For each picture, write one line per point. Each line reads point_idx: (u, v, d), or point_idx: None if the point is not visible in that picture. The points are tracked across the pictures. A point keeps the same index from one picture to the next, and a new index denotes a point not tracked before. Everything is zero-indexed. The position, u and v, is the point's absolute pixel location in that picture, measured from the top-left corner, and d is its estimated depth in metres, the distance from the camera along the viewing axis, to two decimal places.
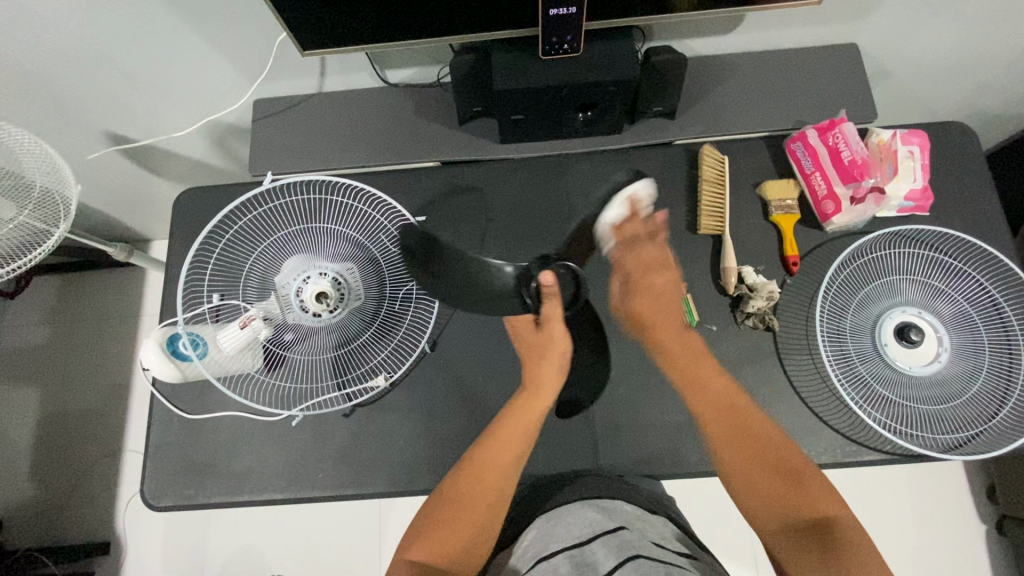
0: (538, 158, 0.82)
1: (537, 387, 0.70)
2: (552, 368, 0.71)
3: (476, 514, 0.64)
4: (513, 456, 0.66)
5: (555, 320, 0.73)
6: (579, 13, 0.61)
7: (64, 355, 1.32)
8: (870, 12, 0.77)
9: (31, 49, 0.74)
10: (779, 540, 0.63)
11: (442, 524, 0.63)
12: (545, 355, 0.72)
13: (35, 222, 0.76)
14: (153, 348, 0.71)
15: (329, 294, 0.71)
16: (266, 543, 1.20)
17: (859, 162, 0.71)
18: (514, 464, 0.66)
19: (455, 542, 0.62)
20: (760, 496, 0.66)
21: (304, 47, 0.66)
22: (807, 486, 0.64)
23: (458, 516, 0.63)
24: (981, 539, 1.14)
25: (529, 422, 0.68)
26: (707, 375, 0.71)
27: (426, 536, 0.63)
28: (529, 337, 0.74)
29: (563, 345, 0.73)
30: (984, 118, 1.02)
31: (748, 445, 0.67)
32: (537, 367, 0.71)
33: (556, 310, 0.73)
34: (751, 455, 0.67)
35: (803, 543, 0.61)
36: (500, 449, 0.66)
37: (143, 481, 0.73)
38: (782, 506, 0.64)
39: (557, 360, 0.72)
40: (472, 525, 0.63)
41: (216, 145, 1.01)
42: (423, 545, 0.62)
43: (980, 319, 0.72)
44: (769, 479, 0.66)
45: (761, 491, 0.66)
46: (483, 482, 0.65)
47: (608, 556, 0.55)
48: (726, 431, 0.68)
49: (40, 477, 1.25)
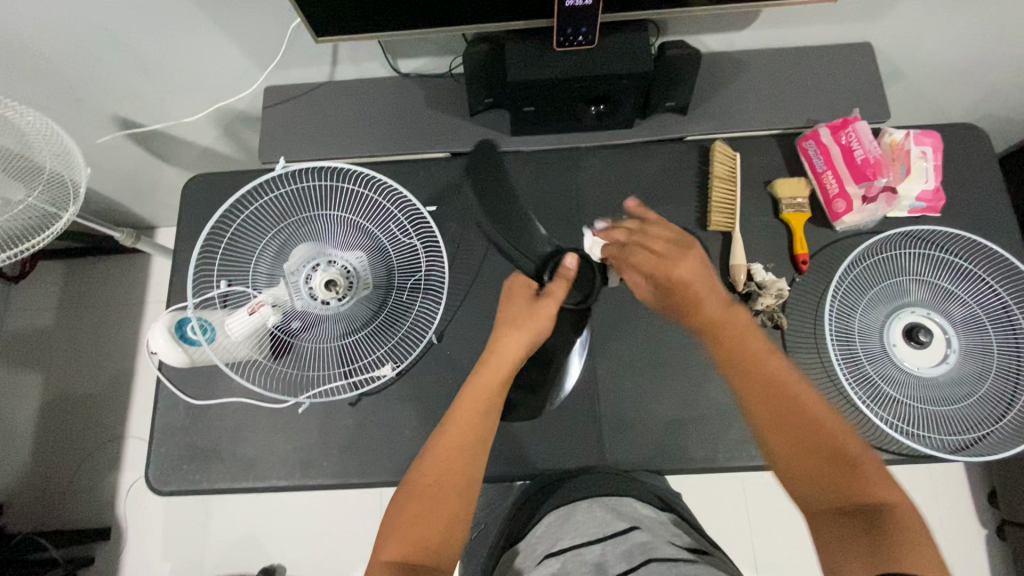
0: (548, 151, 0.82)
1: (501, 353, 0.64)
2: (519, 341, 0.65)
3: (450, 506, 0.56)
4: (475, 437, 0.60)
5: (555, 299, 0.67)
6: (595, 4, 0.61)
7: (67, 339, 1.32)
8: (884, 12, 0.77)
9: (42, 31, 0.74)
10: (817, 525, 0.53)
11: (414, 518, 0.55)
12: (519, 324, 0.66)
13: (45, 206, 0.76)
14: (162, 332, 0.70)
15: (338, 281, 0.70)
16: (266, 529, 1.21)
17: (872, 161, 0.71)
18: (479, 445, 0.60)
19: (434, 535, 0.54)
20: (809, 477, 0.55)
21: (319, 34, 0.66)
22: (861, 466, 0.54)
23: (432, 508, 0.55)
24: (980, 541, 1.14)
25: (490, 400, 0.62)
26: (759, 353, 0.61)
27: (398, 531, 0.54)
28: (518, 301, 0.67)
29: (544, 323, 0.66)
30: (994, 121, 1.02)
31: (790, 409, 0.57)
32: (506, 333, 0.65)
33: (562, 291, 0.67)
34: (799, 433, 0.56)
35: (849, 531, 0.51)
36: (459, 436, 0.59)
37: (149, 466, 0.73)
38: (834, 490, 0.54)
39: (528, 336, 0.65)
40: (446, 517, 0.55)
41: (225, 133, 1.02)
42: (398, 541, 0.54)
43: (989, 322, 0.72)
44: (819, 459, 0.55)
45: (808, 471, 0.55)
46: (453, 468, 0.58)
47: (620, 561, 0.51)
48: (771, 405, 0.58)
49: (41, 460, 1.26)
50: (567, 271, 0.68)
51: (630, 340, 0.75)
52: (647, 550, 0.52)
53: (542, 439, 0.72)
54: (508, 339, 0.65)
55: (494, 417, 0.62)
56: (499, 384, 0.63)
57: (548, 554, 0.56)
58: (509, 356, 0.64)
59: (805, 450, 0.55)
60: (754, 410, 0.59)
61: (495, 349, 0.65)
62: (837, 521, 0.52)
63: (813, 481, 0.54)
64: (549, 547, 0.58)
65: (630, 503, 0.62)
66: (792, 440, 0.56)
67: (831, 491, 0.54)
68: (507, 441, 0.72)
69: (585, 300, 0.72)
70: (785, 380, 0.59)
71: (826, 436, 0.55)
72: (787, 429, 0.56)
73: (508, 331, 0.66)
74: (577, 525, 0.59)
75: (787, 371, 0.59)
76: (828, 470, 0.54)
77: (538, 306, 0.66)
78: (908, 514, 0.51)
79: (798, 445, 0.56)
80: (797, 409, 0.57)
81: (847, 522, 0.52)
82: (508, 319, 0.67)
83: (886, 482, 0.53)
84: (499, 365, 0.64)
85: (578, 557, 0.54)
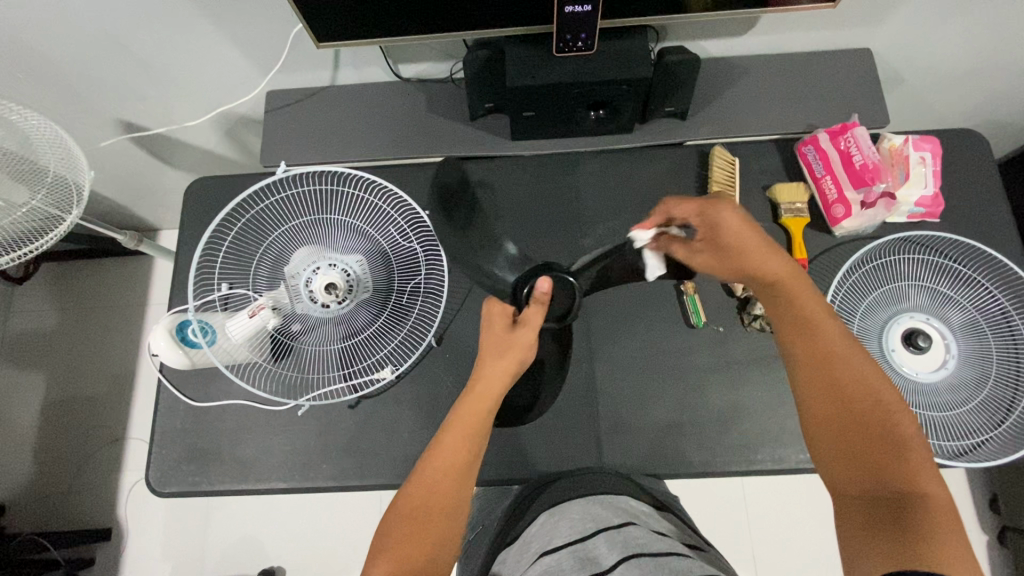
0: (548, 156, 0.82)
1: (489, 378, 0.64)
2: (504, 369, 0.64)
3: (438, 528, 0.56)
4: (467, 459, 0.59)
5: (532, 326, 0.66)
6: (594, 10, 0.61)
7: (70, 341, 1.33)
8: (882, 17, 0.77)
9: (46, 35, 0.75)
10: (844, 502, 0.51)
11: (402, 539, 0.54)
12: (505, 353, 0.65)
13: (48, 209, 0.75)
14: (162, 335, 0.71)
15: (338, 285, 0.70)
16: (265, 532, 1.21)
17: (871, 167, 0.71)
18: (467, 468, 0.59)
19: (422, 556, 0.54)
20: (846, 454, 0.53)
21: (319, 38, 0.66)
22: (905, 452, 0.51)
23: (420, 530, 0.55)
24: (981, 547, 1.14)
25: (479, 424, 0.61)
26: (819, 323, 0.58)
27: (387, 551, 0.53)
28: (496, 333, 0.66)
29: (526, 351, 0.65)
30: (994, 127, 1.02)
31: (838, 384, 0.55)
32: (491, 361, 0.64)
33: (538, 318, 0.66)
34: (844, 410, 0.54)
35: (871, 515, 0.49)
36: (450, 455, 0.59)
37: (149, 468, 0.73)
38: (871, 473, 0.51)
39: (515, 364, 0.65)
40: (433, 539, 0.55)
41: (228, 136, 1.02)
42: (387, 561, 0.53)
43: (988, 327, 0.72)
44: (861, 437, 0.52)
45: (846, 448, 0.53)
46: (443, 488, 0.57)
47: (612, 552, 0.52)
48: (817, 377, 0.56)
49: (43, 461, 1.26)
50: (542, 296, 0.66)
51: (629, 344, 0.75)
52: (643, 544, 0.52)
53: (541, 442, 0.72)
54: (495, 369, 0.64)
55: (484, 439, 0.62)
56: (487, 410, 0.62)
57: (543, 552, 0.56)
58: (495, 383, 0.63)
59: (848, 425, 0.53)
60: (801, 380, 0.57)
61: (481, 376, 0.64)
62: (862, 501, 0.50)
63: (849, 458, 0.52)
64: (545, 544, 0.58)
65: (626, 500, 0.62)
66: (835, 414, 0.54)
67: (865, 474, 0.51)
68: (505, 443, 0.72)
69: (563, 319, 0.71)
70: (843, 351, 0.56)
71: (873, 416, 0.53)
72: (830, 402, 0.55)
73: (491, 361, 0.65)
74: (572, 522, 0.59)
75: (844, 345, 0.57)
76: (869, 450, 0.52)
77: (517, 334, 0.65)
78: (945, 510, 0.47)
79: (839, 419, 0.54)
80: (846, 384, 0.55)
81: (874, 504, 0.49)
82: (489, 348, 0.66)
83: (931, 474, 0.50)
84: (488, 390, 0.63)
85: (573, 554, 0.54)
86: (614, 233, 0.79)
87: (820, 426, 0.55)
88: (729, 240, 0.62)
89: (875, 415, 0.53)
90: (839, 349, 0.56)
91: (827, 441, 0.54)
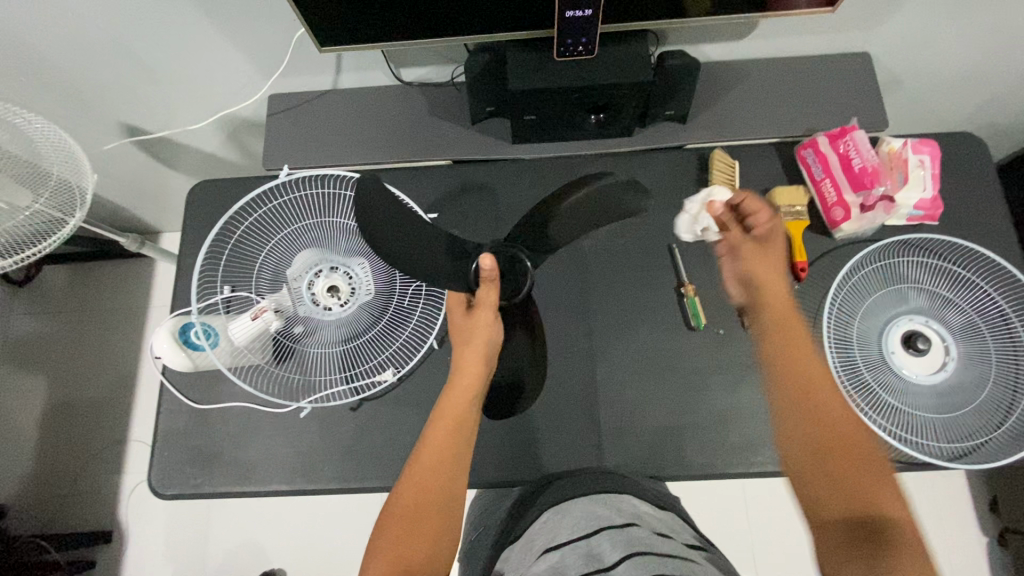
0: (548, 159, 0.82)
1: (468, 368, 0.65)
2: (477, 355, 0.65)
3: (433, 524, 0.57)
4: (456, 450, 0.61)
5: (486, 305, 0.66)
6: (594, 15, 0.62)
7: (71, 343, 1.33)
8: (881, 21, 0.77)
9: (51, 39, 0.75)
10: (823, 523, 0.53)
11: (397, 537, 0.56)
12: (470, 340, 0.66)
13: (53, 212, 0.76)
14: (165, 337, 0.72)
15: (340, 287, 0.72)
16: (267, 536, 1.21)
17: (870, 170, 0.72)
18: (456, 462, 0.60)
19: (418, 553, 0.55)
20: (823, 475, 0.55)
21: (322, 43, 0.67)
22: (877, 477, 0.54)
23: (414, 528, 0.57)
24: (982, 549, 1.14)
25: (463, 412, 0.63)
26: (802, 351, 0.62)
27: (383, 550, 0.55)
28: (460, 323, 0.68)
29: (491, 332, 0.66)
30: (992, 130, 1.02)
31: (816, 409, 0.59)
32: (462, 351, 0.66)
33: (492, 297, 0.66)
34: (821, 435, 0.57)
35: (849, 536, 0.51)
36: (437, 451, 0.60)
37: (152, 470, 0.73)
38: (848, 495, 0.53)
39: (482, 349, 0.66)
40: (430, 535, 0.57)
41: (230, 140, 1.03)
42: (384, 561, 0.55)
43: (987, 329, 0.72)
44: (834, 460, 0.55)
45: (822, 470, 0.55)
46: (434, 480, 0.59)
47: (614, 550, 0.52)
48: (796, 403, 0.59)
49: (44, 463, 1.27)
50: (489, 273, 0.65)
51: (629, 346, 0.75)
52: (645, 543, 0.52)
53: (542, 443, 0.72)
54: (466, 358, 0.65)
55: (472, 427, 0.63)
56: (468, 400, 0.63)
57: (547, 549, 0.57)
58: (470, 374, 0.64)
59: (823, 449, 0.56)
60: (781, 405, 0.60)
61: (460, 368, 0.65)
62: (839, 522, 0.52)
63: (829, 481, 0.55)
64: (548, 542, 0.58)
65: (628, 500, 0.62)
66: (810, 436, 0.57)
67: (842, 497, 0.53)
68: (506, 445, 0.72)
69: (517, 294, 0.70)
70: (819, 380, 0.60)
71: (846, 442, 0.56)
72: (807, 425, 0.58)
73: (461, 351, 0.66)
74: (575, 520, 0.60)
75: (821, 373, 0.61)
76: (848, 474, 0.54)
77: (474, 317, 0.67)
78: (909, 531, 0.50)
79: (815, 441, 0.57)
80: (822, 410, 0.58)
81: (855, 526, 0.51)
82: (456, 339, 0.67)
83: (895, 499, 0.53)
84: (465, 382, 0.64)
85: (576, 551, 0.54)
86: (613, 235, 0.79)
87: (796, 449, 0.58)
88: (760, 257, 0.68)
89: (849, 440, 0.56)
90: (816, 378, 0.60)
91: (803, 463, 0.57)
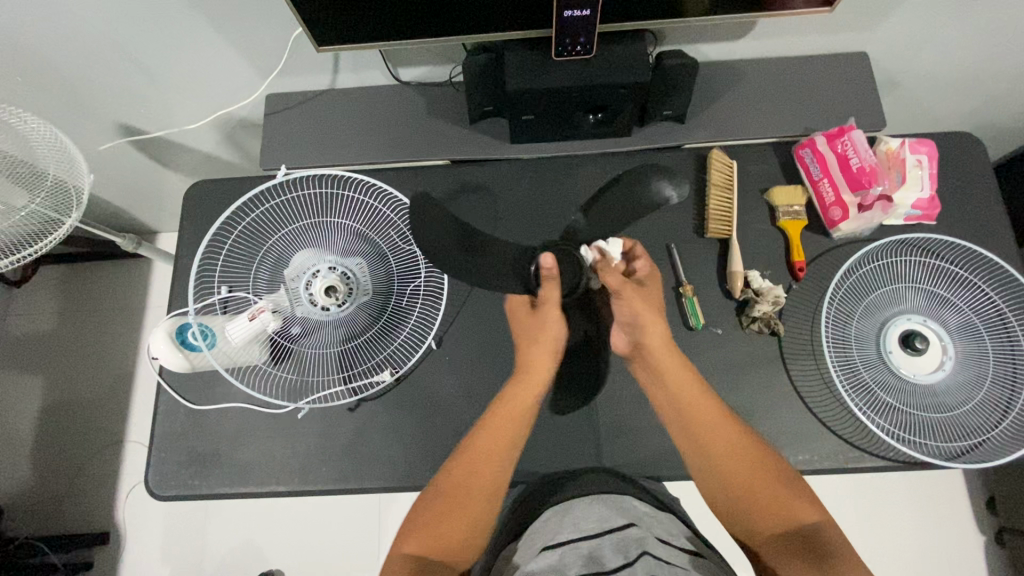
0: (546, 159, 0.82)
1: (534, 369, 0.68)
2: (544, 352, 0.69)
3: (477, 506, 0.61)
4: (505, 446, 0.64)
5: (552, 303, 0.69)
6: (592, 15, 0.62)
7: (68, 344, 1.33)
8: (878, 22, 0.77)
9: (48, 39, 0.75)
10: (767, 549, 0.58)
11: (438, 515, 0.60)
12: (539, 338, 0.69)
13: (47, 212, 0.76)
14: (163, 338, 0.71)
15: (338, 287, 0.71)
16: (265, 537, 1.21)
17: (868, 170, 0.72)
18: (508, 453, 0.64)
19: (457, 534, 0.59)
20: (742, 504, 0.61)
21: (319, 43, 0.66)
22: (781, 482, 0.61)
23: (459, 508, 0.60)
24: (980, 548, 1.14)
25: (527, 407, 0.66)
26: (696, 391, 0.67)
27: (422, 528, 0.59)
28: (524, 321, 0.71)
29: (557, 329, 0.70)
30: (989, 130, 1.03)
31: (723, 443, 0.64)
32: (533, 349, 0.69)
33: (557, 295, 0.69)
34: (732, 456, 0.63)
35: (789, 550, 0.56)
36: (494, 439, 0.64)
37: (149, 472, 0.73)
38: (767, 508, 0.60)
39: (551, 344, 0.69)
40: (470, 519, 0.60)
41: (227, 139, 1.02)
42: (422, 537, 0.59)
43: (985, 329, 0.73)
44: (744, 477, 0.62)
45: (740, 497, 0.61)
46: (478, 472, 0.62)
47: (616, 556, 0.54)
48: (708, 438, 0.64)
49: (41, 465, 1.26)
50: (550, 271, 0.69)
51: None
52: (643, 545, 0.55)
53: (543, 444, 0.72)
54: (535, 354, 0.69)
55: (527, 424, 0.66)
56: (533, 394, 0.67)
57: (547, 547, 0.58)
58: (540, 371, 0.68)
59: (738, 479, 0.62)
60: (695, 449, 0.65)
61: (529, 364, 0.68)
62: (778, 541, 0.58)
63: (753, 505, 0.61)
64: (548, 540, 0.59)
65: (630, 501, 0.62)
66: (725, 463, 0.63)
67: (766, 516, 0.60)
68: None
69: (579, 286, 0.70)
70: (712, 414, 0.65)
71: (750, 457, 0.63)
72: (721, 453, 0.63)
73: (529, 349, 0.69)
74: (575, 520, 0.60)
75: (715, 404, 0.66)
76: (760, 485, 0.61)
77: (540, 317, 0.70)
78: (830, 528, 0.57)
79: (728, 465, 0.63)
80: (723, 435, 0.64)
81: (789, 541, 0.57)
82: (522, 338, 0.71)
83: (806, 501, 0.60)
84: (532, 378, 0.67)
85: (575, 552, 0.56)
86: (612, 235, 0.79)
87: (717, 484, 0.63)
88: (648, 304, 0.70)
89: (751, 459, 0.63)
90: (711, 410, 0.66)
91: (727, 497, 0.62)
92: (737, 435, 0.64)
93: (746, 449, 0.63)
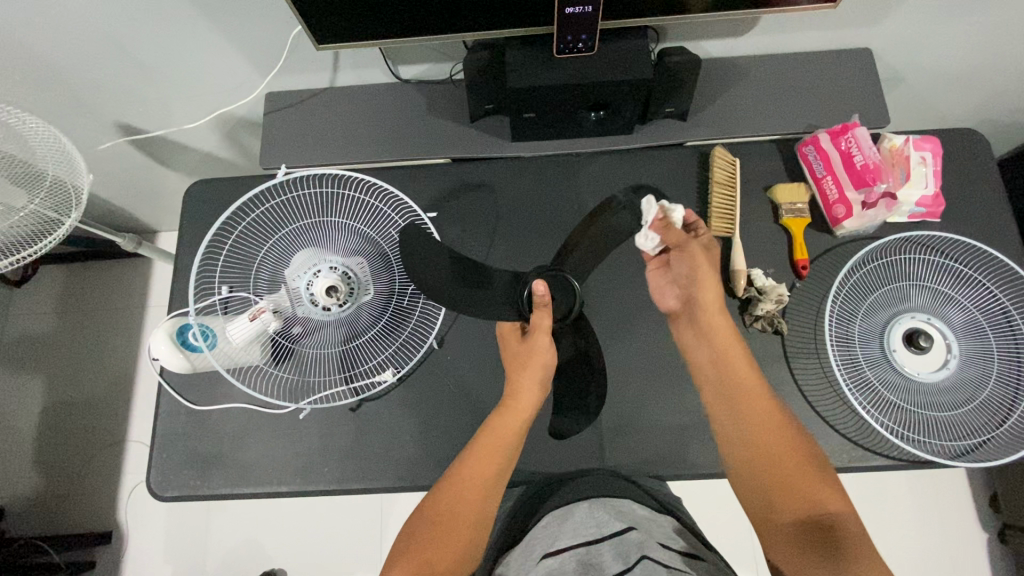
0: (547, 157, 0.82)
1: (518, 399, 0.67)
2: (532, 381, 0.68)
3: (462, 536, 0.61)
4: (490, 479, 0.63)
5: (542, 330, 0.68)
6: (595, 12, 0.61)
7: (68, 344, 1.33)
8: (881, 18, 0.77)
9: (46, 40, 0.75)
10: (779, 533, 0.60)
11: (423, 542, 0.60)
12: (527, 364, 0.68)
13: (47, 212, 0.75)
14: (163, 339, 0.71)
15: (339, 287, 0.69)
16: (266, 535, 1.21)
17: (871, 167, 0.71)
18: (491, 484, 0.64)
19: (443, 560, 0.59)
20: (764, 486, 0.63)
21: (319, 41, 0.66)
22: (810, 472, 0.62)
23: (449, 532, 0.60)
24: (981, 545, 1.14)
25: (509, 440, 0.65)
26: (741, 372, 0.68)
27: (407, 555, 0.59)
28: (516, 348, 0.70)
29: (547, 357, 0.68)
30: (993, 126, 1.02)
31: (758, 425, 0.65)
32: (520, 377, 0.68)
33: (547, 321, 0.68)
34: (764, 438, 0.65)
35: (806, 539, 0.58)
36: (480, 468, 0.64)
37: (150, 473, 0.73)
38: (789, 494, 0.61)
39: (539, 372, 0.68)
40: (458, 546, 0.60)
41: (226, 138, 1.02)
42: (406, 563, 0.59)
43: (989, 326, 0.72)
44: (771, 462, 0.63)
45: (762, 480, 0.63)
46: (465, 500, 0.62)
47: (615, 561, 0.56)
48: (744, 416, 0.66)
49: (42, 464, 1.26)
50: (542, 298, 0.67)
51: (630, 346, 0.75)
52: (642, 548, 0.56)
53: (544, 444, 0.72)
54: (524, 380, 0.68)
55: (507, 463, 0.65)
56: (518, 425, 0.66)
57: (547, 553, 0.60)
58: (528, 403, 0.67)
59: (765, 462, 0.63)
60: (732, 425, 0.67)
61: (516, 392, 0.67)
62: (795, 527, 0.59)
63: (777, 486, 0.62)
64: (548, 546, 0.61)
65: (628, 504, 0.65)
66: (756, 445, 0.64)
67: (791, 502, 0.61)
68: None
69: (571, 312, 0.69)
70: (752, 396, 0.67)
71: (783, 443, 0.64)
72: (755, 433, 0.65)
73: (517, 376, 0.68)
74: None
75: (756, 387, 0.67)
76: (790, 473, 0.62)
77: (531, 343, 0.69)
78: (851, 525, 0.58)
79: (757, 450, 0.64)
80: (759, 416, 0.66)
81: (808, 529, 0.58)
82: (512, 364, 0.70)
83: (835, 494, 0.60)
84: (518, 409, 0.67)
85: (574, 558, 0.58)
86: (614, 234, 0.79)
87: (745, 463, 0.65)
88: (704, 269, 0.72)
89: (783, 445, 0.64)
90: (751, 391, 0.67)
91: (752, 476, 0.64)
92: (773, 422, 0.65)
93: (780, 432, 0.65)
